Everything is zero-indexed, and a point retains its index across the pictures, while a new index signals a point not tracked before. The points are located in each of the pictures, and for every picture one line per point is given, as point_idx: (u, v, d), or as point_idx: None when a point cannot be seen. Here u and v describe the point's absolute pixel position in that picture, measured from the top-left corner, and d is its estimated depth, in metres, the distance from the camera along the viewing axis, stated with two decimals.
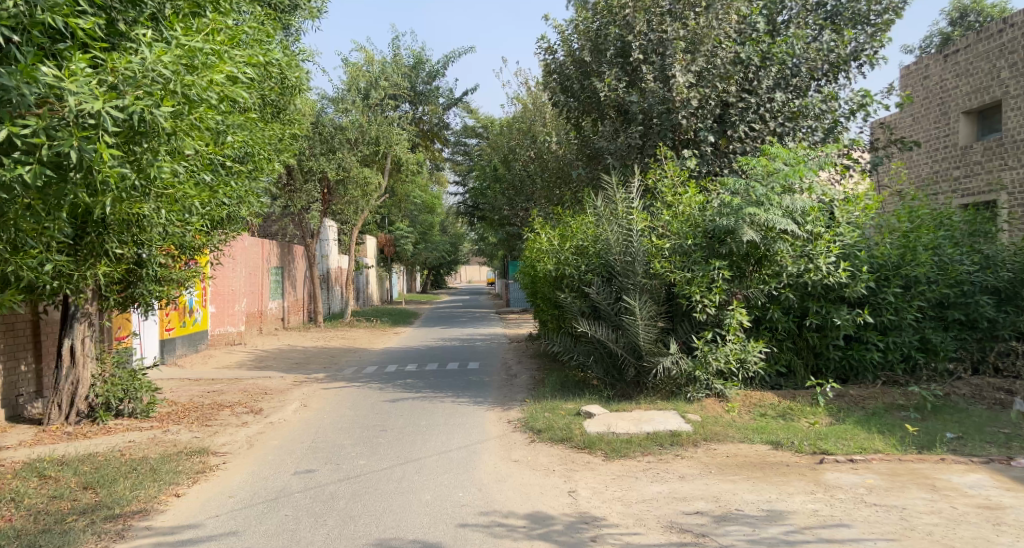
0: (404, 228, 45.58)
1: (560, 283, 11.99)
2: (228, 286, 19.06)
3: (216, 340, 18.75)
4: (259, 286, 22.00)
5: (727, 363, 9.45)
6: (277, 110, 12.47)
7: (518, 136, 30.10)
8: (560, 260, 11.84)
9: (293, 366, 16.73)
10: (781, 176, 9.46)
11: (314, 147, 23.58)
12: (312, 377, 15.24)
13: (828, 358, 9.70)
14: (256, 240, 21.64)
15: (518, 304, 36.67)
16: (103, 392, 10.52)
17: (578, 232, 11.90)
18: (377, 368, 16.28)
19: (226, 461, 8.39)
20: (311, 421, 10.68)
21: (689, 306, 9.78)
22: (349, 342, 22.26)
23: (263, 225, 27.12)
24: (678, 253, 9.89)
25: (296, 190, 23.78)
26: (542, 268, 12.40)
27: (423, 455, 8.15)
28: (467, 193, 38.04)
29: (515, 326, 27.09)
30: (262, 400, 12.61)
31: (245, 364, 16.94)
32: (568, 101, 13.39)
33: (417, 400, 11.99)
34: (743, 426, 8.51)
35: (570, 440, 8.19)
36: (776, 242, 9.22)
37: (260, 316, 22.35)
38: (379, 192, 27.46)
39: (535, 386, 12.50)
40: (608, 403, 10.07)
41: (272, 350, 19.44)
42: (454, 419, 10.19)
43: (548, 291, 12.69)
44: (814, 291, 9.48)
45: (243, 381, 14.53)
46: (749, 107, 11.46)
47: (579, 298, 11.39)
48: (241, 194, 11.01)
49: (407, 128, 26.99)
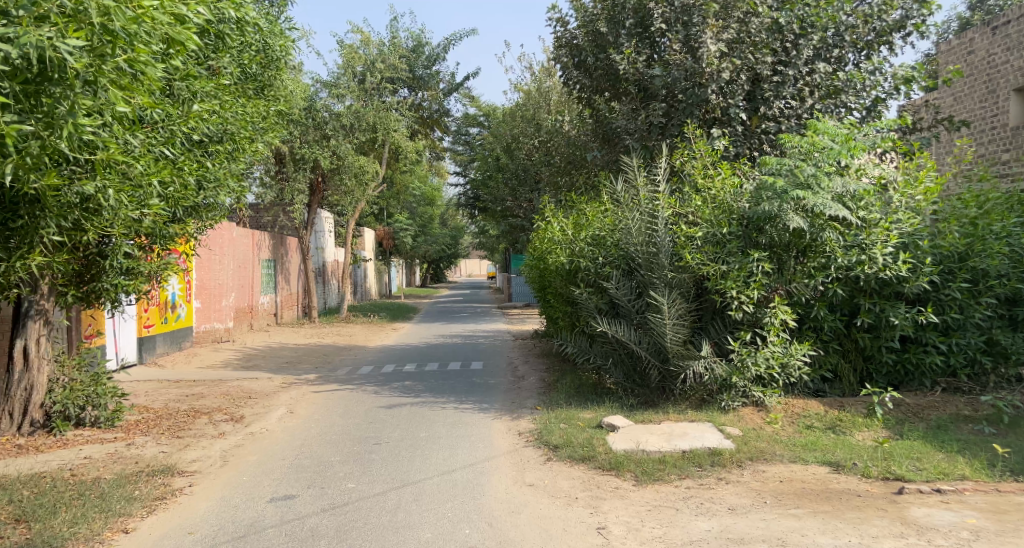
0: (403, 221, 44.36)
1: (574, 277, 10.89)
2: (213, 281, 17.89)
3: (201, 337, 17.56)
4: (249, 281, 20.88)
5: (768, 368, 8.32)
6: (261, 85, 11.33)
7: (521, 123, 28.94)
8: (574, 252, 10.78)
9: (282, 366, 15.58)
10: (830, 153, 8.25)
11: (307, 133, 22.45)
12: (302, 378, 14.09)
13: (880, 363, 8.50)
14: (245, 231, 20.50)
15: (522, 298, 35.49)
16: (60, 400, 9.38)
17: (595, 221, 10.77)
18: (374, 368, 15.13)
19: (193, 482, 7.27)
20: (297, 430, 9.55)
21: (723, 303, 8.68)
22: (344, 339, 21.13)
23: (254, 215, 25.96)
24: (711, 242, 8.77)
25: (289, 179, 22.67)
26: (554, 261, 11.28)
27: (422, 478, 7.01)
28: (468, 184, 36.85)
29: (518, 322, 25.95)
30: (245, 405, 11.47)
31: (231, 363, 15.81)
32: (581, 78, 12.25)
33: (415, 406, 10.84)
34: (791, 442, 7.32)
35: (592, 460, 7.05)
36: (825, 230, 8.06)
37: (251, 311, 21.22)
38: (376, 181, 26.31)
39: (546, 390, 11.36)
40: (631, 413, 8.93)
41: (262, 348, 18.27)
42: (458, 431, 9.07)
43: (561, 286, 11.57)
44: (866, 286, 8.31)
45: (226, 383, 13.39)
46: (787, 80, 10.27)
47: (596, 294, 10.31)
48: (219, 177, 9.87)
49: (406, 115, 25.84)
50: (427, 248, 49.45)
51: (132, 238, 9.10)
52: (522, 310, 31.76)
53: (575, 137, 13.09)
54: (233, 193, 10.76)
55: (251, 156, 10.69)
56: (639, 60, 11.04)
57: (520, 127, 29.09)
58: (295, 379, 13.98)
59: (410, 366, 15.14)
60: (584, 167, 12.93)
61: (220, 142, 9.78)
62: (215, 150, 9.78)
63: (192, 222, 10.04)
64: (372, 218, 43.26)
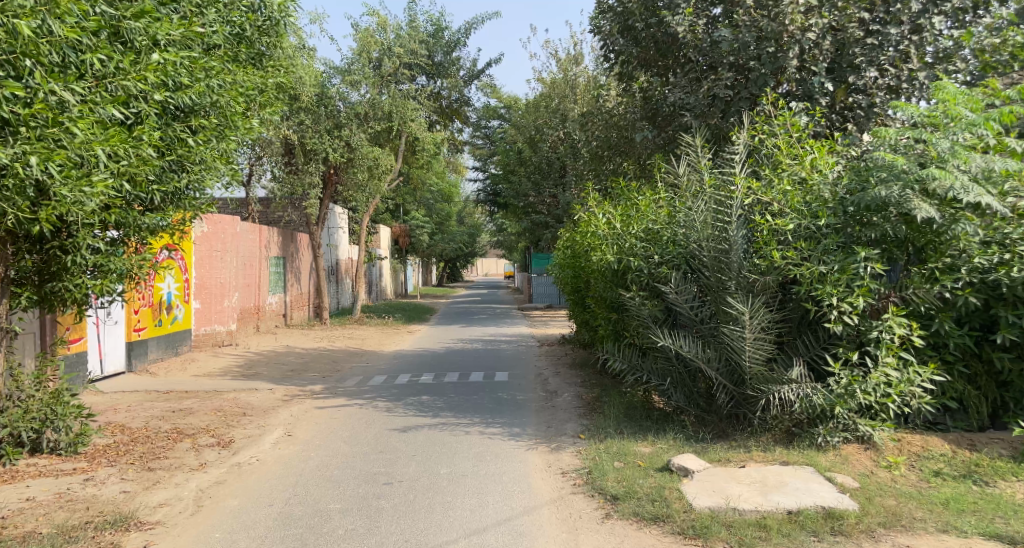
0: (419, 218, 42.63)
1: (623, 279, 9.24)
2: (214, 278, 16.18)
3: (201, 340, 15.88)
4: (255, 279, 19.32)
5: (881, 397, 6.69)
6: (257, 53, 9.69)
7: (546, 114, 27.26)
8: (622, 248, 9.15)
9: (286, 375, 13.95)
10: (967, 124, 6.57)
11: (319, 122, 20.88)
12: (307, 390, 12.48)
13: (1021, 391, 6.82)
14: (251, 226, 18.92)
15: (543, 299, 33.78)
16: (12, 423, 7.65)
17: (648, 211, 9.11)
18: (387, 378, 13.52)
19: (152, 540, 5.66)
20: (295, 461, 7.91)
21: (819, 313, 7.07)
22: (356, 342, 19.57)
23: (263, 211, 24.42)
24: (802, 236, 7.15)
25: (298, 172, 21.12)
26: (596, 259, 9.62)
27: (446, 541, 5.39)
28: (488, 179, 35.25)
29: (541, 325, 24.36)
30: (237, 424, 9.84)
31: (231, 371, 14.18)
32: (627, 46, 10.52)
33: (435, 430, 9.21)
34: (925, 497, 5.66)
35: (668, 522, 5.40)
36: (959, 221, 6.39)
37: (257, 312, 19.68)
38: (392, 174, 24.68)
39: (588, 413, 9.70)
40: (702, 451, 7.24)
41: (267, 352, 16.63)
42: (484, 467, 7.43)
43: (604, 289, 9.93)
44: (1009, 293, 6.59)
45: (222, 395, 11.78)
46: (883, 43, 8.60)
47: (649, 298, 8.71)
48: (205, 157, 8.21)
49: (424, 103, 24.15)
50: (445, 246, 47.81)
51: (99, 227, 7.39)
52: (543, 312, 30.08)
53: (619, 115, 11.40)
54: (225, 179, 9.17)
55: (247, 136, 9.08)
56: (699, 24, 9.55)
57: (544, 118, 27.42)
58: (299, 392, 12.34)
59: (428, 377, 13.50)
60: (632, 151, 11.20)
61: (208, 119, 8.15)
62: (201, 128, 8.15)
63: (173, 211, 8.42)
64: (387, 214, 41.53)
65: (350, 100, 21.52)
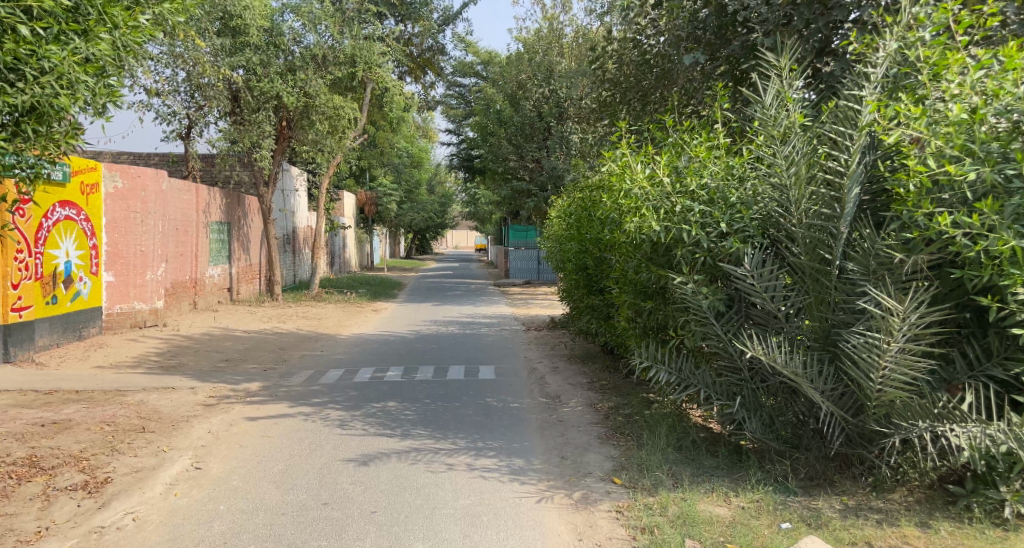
0: (387, 185, 39.61)
1: (667, 257, 6.70)
2: (135, 244, 13.37)
3: (115, 321, 13.02)
4: (191, 247, 16.52)
5: None
6: None
7: (529, 69, 24.48)
8: (666, 212, 6.57)
9: (218, 367, 11.20)
10: None
11: (269, 63, 18.11)
12: (240, 391, 9.77)
13: None
14: (187, 184, 16.13)
15: (520, 274, 31.12)
16: None
17: (708, 162, 6.59)
18: (345, 374, 10.84)
19: None
20: (194, 520, 5.26)
21: (1006, 313, 4.60)
22: (313, 323, 16.88)
23: (207, 170, 21.44)
24: (983, 194, 4.64)
25: (245, 123, 18.38)
26: (627, 227, 7.04)
27: None
28: (462, 142, 32.50)
29: (522, 304, 21.87)
30: (130, 442, 7.11)
31: (148, 358, 11.40)
32: None
33: (405, 462, 6.61)
34: None
35: None
36: None
37: (194, 286, 16.83)
38: (356, 130, 21.87)
39: (611, 437, 7.15)
40: (818, 523, 4.69)
41: (202, 335, 13.78)
42: (481, 540, 4.86)
43: (635, 269, 7.41)
44: None
45: (126, 396, 9.00)
46: None
47: (709, 284, 6.22)
48: (53, 61, 5.40)
49: (393, 48, 21.35)
50: (414, 216, 44.78)
51: None
52: (522, 289, 27.51)
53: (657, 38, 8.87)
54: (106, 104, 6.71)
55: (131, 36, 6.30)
56: None
57: (527, 72, 24.71)
58: (228, 393, 9.64)
59: (395, 373, 10.85)
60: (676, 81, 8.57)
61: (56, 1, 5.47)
62: (46, 17, 5.50)
63: (27, 148, 5.75)
64: (352, 179, 38.43)
65: (306, 41, 18.66)
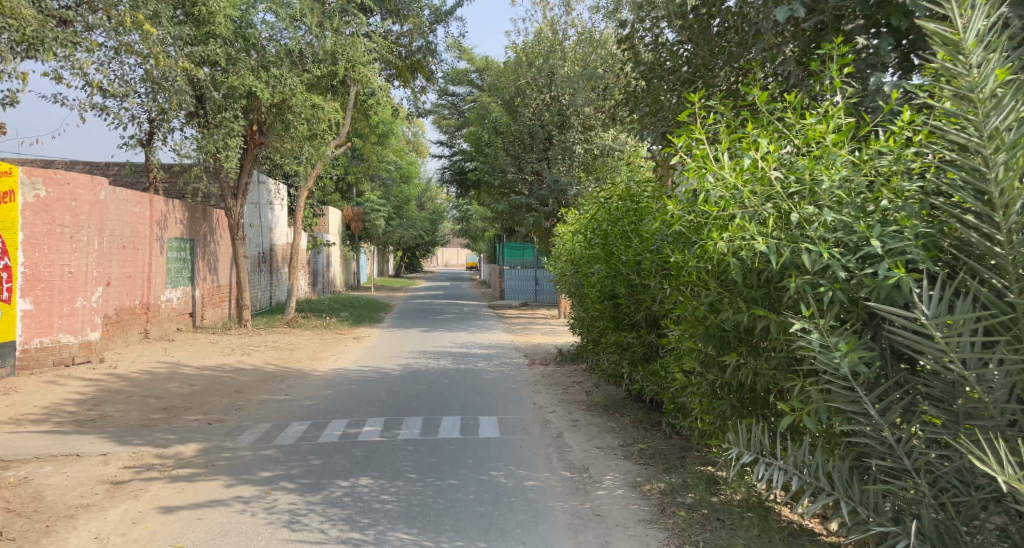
0: (374, 200, 37.23)
1: (776, 290, 4.50)
2: (63, 265, 11.07)
3: (33, 359, 10.71)
4: (142, 268, 14.24)
5: None
6: None
7: (530, 73, 22.42)
8: (772, 227, 4.38)
9: (149, 420, 8.88)
10: None
11: (237, 59, 15.94)
12: (169, 458, 7.46)
13: None
14: (137, 194, 13.91)
15: (515, 295, 28.87)
16: None
17: (835, 151, 4.37)
18: (309, 431, 8.52)
19: None
20: None
21: None
22: (284, 355, 14.58)
23: (170, 181, 19.17)
24: None
25: (210, 125, 16.13)
26: (708, 246, 4.86)
27: None
28: (455, 155, 30.35)
29: (521, 330, 19.62)
30: None
31: (63, 408, 9.07)
32: None
33: None
34: None
35: None
36: None
37: (145, 312, 14.52)
38: (337, 137, 19.71)
39: None
40: None
41: (145, 373, 11.47)
42: None
43: (712, 308, 5.21)
44: None
45: (5, 472, 6.66)
46: None
47: (847, 336, 4.00)
48: None
49: (379, 46, 19.21)
50: (403, 233, 42.55)
51: None
52: (519, 312, 25.26)
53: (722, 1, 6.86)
54: None
55: None
56: None
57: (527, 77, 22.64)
58: (152, 461, 7.31)
59: (373, 429, 8.54)
60: (753, 45, 6.46)
61: None
62: None
63: None
64: (337, 194, 36.04)
65: (282, 37, 16.54)
